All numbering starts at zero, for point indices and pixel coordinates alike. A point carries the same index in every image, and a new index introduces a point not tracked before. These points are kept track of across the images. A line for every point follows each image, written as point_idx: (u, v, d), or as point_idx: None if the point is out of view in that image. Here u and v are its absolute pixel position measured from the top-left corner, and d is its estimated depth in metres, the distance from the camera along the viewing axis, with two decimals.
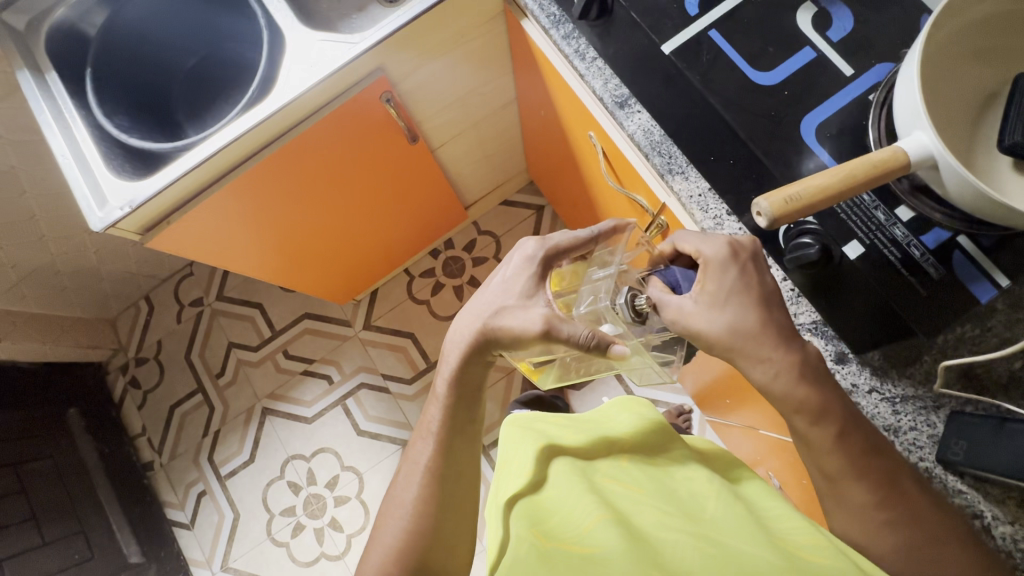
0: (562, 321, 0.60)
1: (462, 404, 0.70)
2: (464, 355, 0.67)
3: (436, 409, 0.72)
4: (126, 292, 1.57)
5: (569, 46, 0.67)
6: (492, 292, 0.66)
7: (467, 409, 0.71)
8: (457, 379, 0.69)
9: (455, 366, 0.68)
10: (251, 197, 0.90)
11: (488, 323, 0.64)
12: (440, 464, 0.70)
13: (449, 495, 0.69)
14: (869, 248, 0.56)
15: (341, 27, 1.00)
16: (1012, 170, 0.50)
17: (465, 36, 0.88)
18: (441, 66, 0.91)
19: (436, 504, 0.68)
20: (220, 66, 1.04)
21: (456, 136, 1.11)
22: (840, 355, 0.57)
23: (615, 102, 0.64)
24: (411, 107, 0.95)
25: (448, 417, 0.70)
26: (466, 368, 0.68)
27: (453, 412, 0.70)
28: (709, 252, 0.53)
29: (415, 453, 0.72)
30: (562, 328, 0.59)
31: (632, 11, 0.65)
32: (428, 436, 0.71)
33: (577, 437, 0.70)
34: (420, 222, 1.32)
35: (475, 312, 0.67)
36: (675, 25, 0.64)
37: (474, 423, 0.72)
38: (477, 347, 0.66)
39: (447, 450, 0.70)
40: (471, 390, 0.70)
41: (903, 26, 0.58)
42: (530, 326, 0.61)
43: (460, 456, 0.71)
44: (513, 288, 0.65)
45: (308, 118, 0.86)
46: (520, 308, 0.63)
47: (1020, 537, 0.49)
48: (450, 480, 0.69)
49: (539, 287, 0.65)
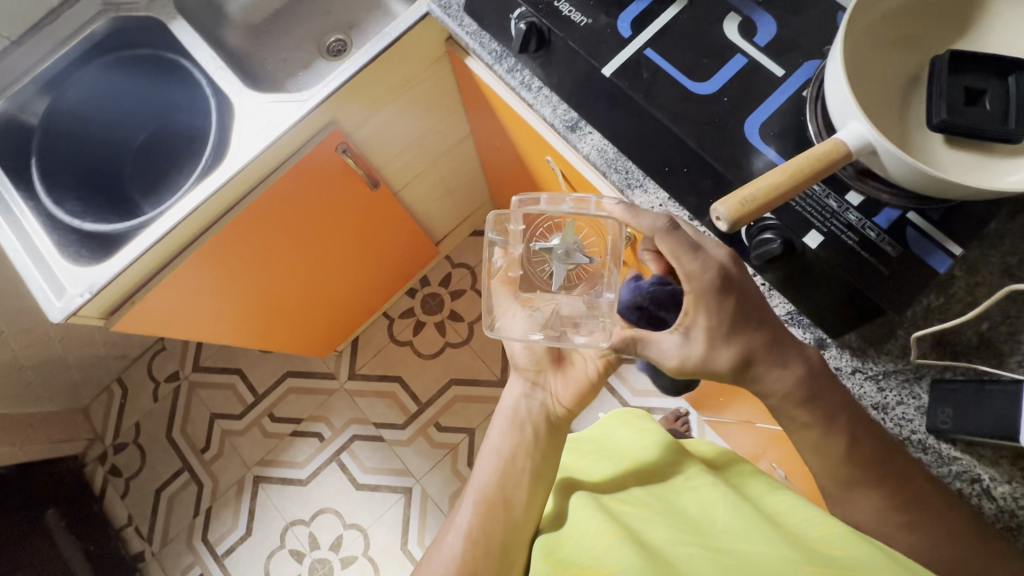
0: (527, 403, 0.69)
1: (513, 464, 0.65)
2: (506, 431, 0.67)
3: (480, 465, 0.66)
4: (96, 378, 1.51)
5: (514, 79, 0.69)
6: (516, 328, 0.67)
7: (519, 471, 0.64)
8: (507, 455, 0.65)
9: (508, 447, 0.66)
10: (217, 262, 0.88)
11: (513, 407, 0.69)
12: (479, 525, 0.62)
13: (484, 557, 0.60)
14: (828, 236, 0.58)
15: (289, 85, 1.02)
16: (947, 147, 0.52)
17: (414, 80, 0.91)
18: (393, 109, 0.93)
19: (470, 560, 0.60)
20: (173, 138, 1.02)
21: (418, 175, 1.12)
22: (818, 340, 0.58)
23: (567, 125, 0.66)
24: (367, 155, 0.96)
25: (497, 482, 0.64)
26: (516, 448, 0.66)
27: (501, 473, 0.64)
28: (694, 278, 0.51)
29: (457, 515, 0.65)
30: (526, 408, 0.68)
31: (570, 39, 0.66)
32: (468, 496, 0.65)
33: (596, 470, 0.70)
34: (390, 265, 1.31)
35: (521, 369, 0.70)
36: (612, 48, 0.65)
37: (524, 487, 0.64)
38: (523, 416, 0.67)
39: (487, 511, 0.62)
40: (528, 453, 0.65)
41: (822, 27, 0.62)
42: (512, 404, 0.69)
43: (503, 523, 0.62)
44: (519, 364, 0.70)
45: (263, 182, 0.85)
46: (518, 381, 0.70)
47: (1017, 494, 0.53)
48: (500, 538, 0.61)
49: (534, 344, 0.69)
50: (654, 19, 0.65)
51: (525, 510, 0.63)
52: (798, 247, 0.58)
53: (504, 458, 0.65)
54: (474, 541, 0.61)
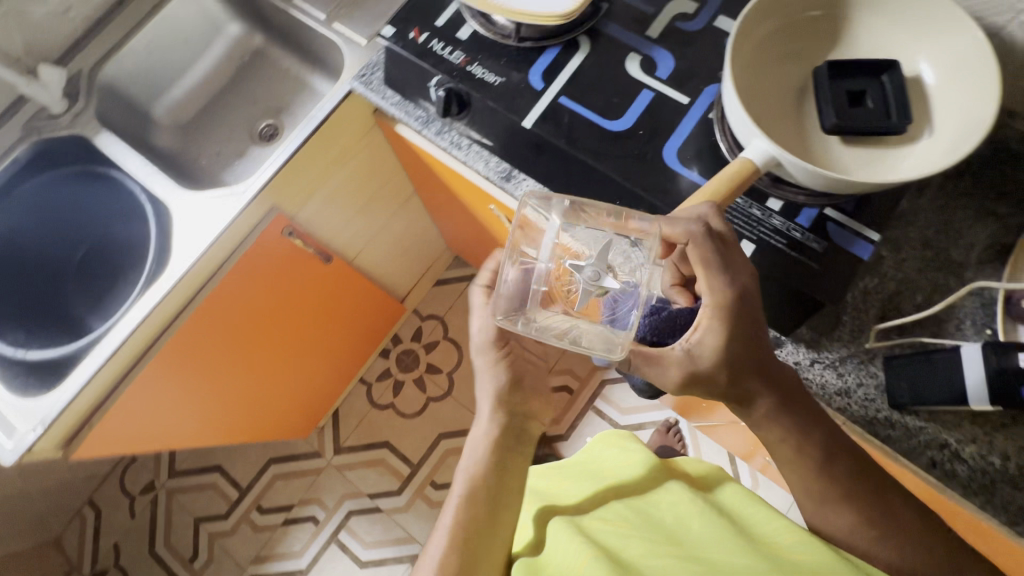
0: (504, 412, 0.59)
1: (492, 490, 0.56)
2: (480, 450, 0.58)
3: (452, 501, 0.56)
4: (65, 505, 1.42)
5: (444, 140, 0.71)
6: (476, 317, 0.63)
7: (500, 496, 0.56)
8: (493, 456, 0.58)
9: (490, 446, 0.58)
10: (176, 368, 0.86)
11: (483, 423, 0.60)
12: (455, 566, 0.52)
13: None
14: (760, 242, 0.60)
15: (225, 176, 1.02)
16: (844, 145, 0.56)
17: (349, 153, 0.92)
18: (333, 184, 0.94)
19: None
20: (110, 250, 0.94)
21: (370, 239, 1.13)
22: (773, 340, 0.62)
23: (502, 176, 0.69)
24: (313, 231, 0.96)
25: (472, 513, 0.54)
26: (499, 451, 0.58)
27: (478, 500, 0.55)
28: (713, 294, 0.50)
29: (424, 560, 0.54)
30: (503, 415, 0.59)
31: (486, 98, 0.66)
32: (437, 532, 0.55)
33: (573, 489, 0.70)
34: (357, 331, 1.30)
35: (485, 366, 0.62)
36: (528, 100, 0.66)
37: (506, 511, 0.56)
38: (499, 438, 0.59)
39: (463, 544, 0.53)
40: (509, 474, 0.58)
41: (716, 52, 0.66)
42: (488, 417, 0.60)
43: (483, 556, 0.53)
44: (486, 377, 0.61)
45: (209, 280, 0.84)
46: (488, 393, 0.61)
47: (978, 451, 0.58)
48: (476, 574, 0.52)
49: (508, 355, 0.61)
50: (562, 68, 0.66)
51: (506, 530, 0.55)
52: None
53: (478, 482, 0.56)
54: (463, 541, 0.53)
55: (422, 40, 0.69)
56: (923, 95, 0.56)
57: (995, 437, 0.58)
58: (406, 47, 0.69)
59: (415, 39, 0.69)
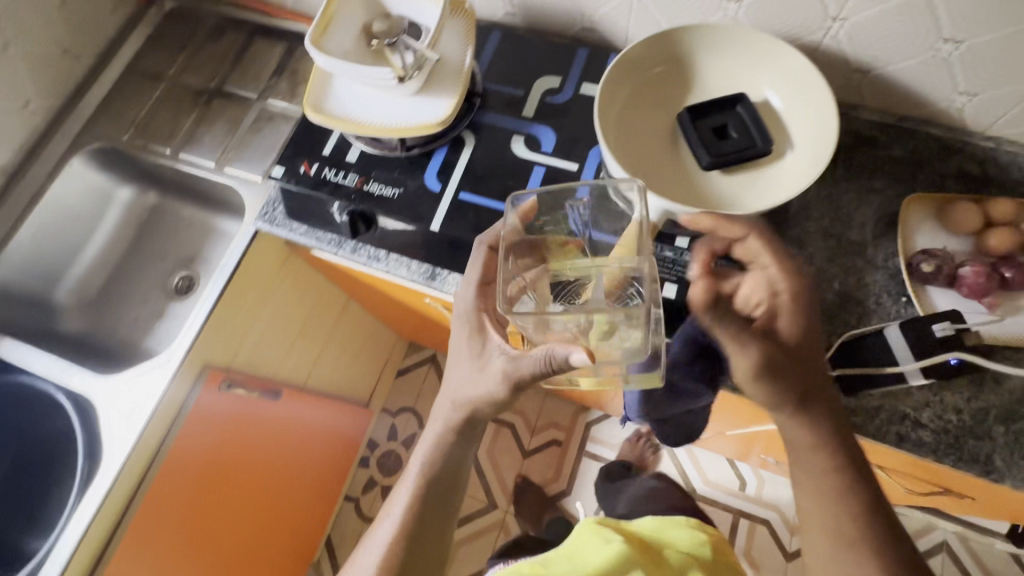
0: (516, 363, 0.55)
1: (450, 450, 0.64)
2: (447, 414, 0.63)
3: (417, 453, 0.65)
4: None
5: (361, 256, 0.71)
6: (461, 295, 0.61)
7: (456, 456, 0.65)
8: (449, 447, 0.64)
9: (451, 432, 0.64)
10: (137, 565, 0.79)
11: (458, 401, 0.61)
12: (419, 505, 0.63)
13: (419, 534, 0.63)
14: (680, 281, 0.61)
15: (146, 342, 0.97)
16: (723, 177, 0.60)
17: (273, 286, 0.91)
18: (264, 321, 0.92)
19: (404, 549, 0.62)
20: (34, 455, 0.88)
21: (318, 357, 1.10)
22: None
23: (426, 277, 0.68)
24: (255, 370, 0.93)
25: (437, 460, 0.64)
26: (447, 449, 0.64)
27: (439, 454, 0.64)
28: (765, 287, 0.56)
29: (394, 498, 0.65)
30: (521, 368, 0.54)
31: (387, 215, 0.67)
32: (406, 481, 0.64)
33: None
34: (330, 450, 1.24)
35: (476, 353, 0.59)
36: (430, 204, 0.67)
37: (462, 472, 0.65)
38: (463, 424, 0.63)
39: (427, 487, 0.64)
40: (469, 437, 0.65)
41: (591, 117, 0.71)
42: (493, 390, 0.58)
43: (446, 499, 0.64)
44: (463, 358, 0.61)
45: (153, 461, 0.79)
46: (476, 369, 0.59)
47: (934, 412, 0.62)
48: (440, 513, 0.64)
49: (483, 337, 0.59)
50: (454, 167, 0.69)
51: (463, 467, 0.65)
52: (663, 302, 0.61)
53: (437, 442, 0.64)
54: (433, 477, 0.64)
55: (314, 172, 0.70)
56: (776, 115, 0.61)
57: (945, 396, 0.63)
58: (299, 182, 0.70)
59: (306, 172, 0.70)
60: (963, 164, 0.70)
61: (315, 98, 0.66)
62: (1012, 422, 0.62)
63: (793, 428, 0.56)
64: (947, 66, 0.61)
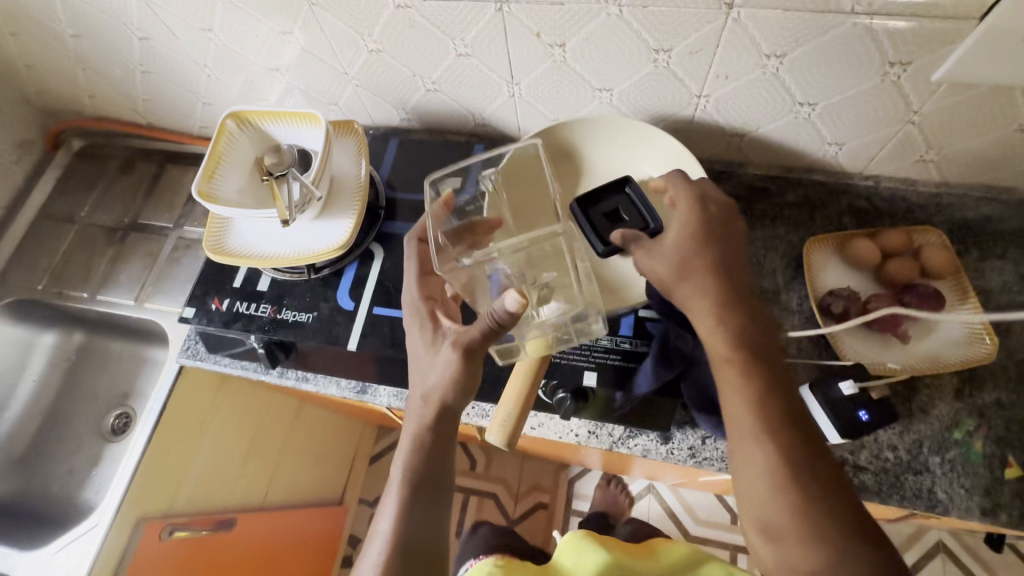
0: (466, 331, 0.54)
1: (434, 452, 0.55)
2: (421, 416, 0.55)
3: (398, 460, 0.55)
4: None
5: (290, 378, 0.72)
6: (407, 290, 0.60)
7: (443, 455, 0.55)
8: (432, 438, 0.55)
9: (429, 425, 0.55)
10: None
11: (422, 396, 0.55)
12: (408, 514, 0.52)
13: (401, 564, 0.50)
14: (598, 367, 0.61)
15: (84, 493, 0.92)
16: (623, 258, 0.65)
17: (210, 415, 0.88)
18: (206, 452, 0.88)
19: (401, 567, 0.50)
20: None
21: (275, 471, 1.06)
22: (662, 435, 0.66)
23: (357, 391, 0.71)
24: (203, 506, 0.89)
25: (420, 462, 0.54)
26: (430, 452, 0.55)
27: (422, 462, 0.54)
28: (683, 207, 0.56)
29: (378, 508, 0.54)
30: (469, 333, 0.53)
31: (302, 342, 0.66)
32: (390, 491, 0.54)
33: None
34: (304, 563, 1.17)
35: (429, 343, 0.56)
36: (346, 325, 0.66)
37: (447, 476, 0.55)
38: (435, 420, 0.55)
39: (411, 501, 0.53)
40: (446, 434, 0.55)
41: None
42: (448, 364, 0.53)
43: (437, 505, 0.54)
44: (415, 347, 0.57)
45: None
46: (427, 354, 0.56)
47: (871, 454, 0.63)
48: (429, 521, 0.53)
49: (433, 325, 0.57)
50: (366, 283, 0.69)
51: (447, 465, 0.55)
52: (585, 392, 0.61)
53: (418, 443, 0.55)
54: (417, 483, 0.53)
55: (225, 307, 0.69)
56: (666, 194, 0.64)
57: (879, 434, 0.64)
58: (211, 320, 0.68)
59: (217, 309, 0.69)
60: (855, 201, 0.73)
61: (213, 230, 0.66)
62: (945, 451, 0.62)
63: (728, 403, 0.48)
64: (812, 124, 0.64)
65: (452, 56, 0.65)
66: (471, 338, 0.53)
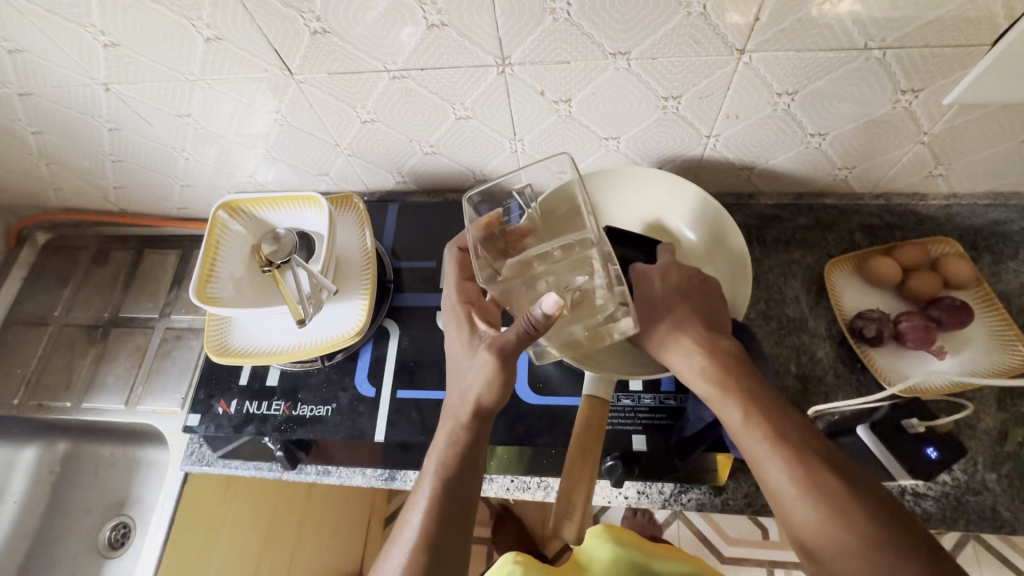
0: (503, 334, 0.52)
1: (467, 450, 0.52)
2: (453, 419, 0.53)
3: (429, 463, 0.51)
4: None
5: (309, 474, 0.65)
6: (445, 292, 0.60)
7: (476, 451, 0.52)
8: (471, 437, 0.52)
9: (466, 425, 0.53)
10: None
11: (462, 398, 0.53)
12: (443, 509, 0.48)
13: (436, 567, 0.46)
14: (645, 428, 0.59)
15: None
16: None
17: (220, 517, 0.81)
18: (218, 558, 0.81)
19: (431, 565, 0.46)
20: None
21: (292, 560, 0.99)
22: (713, 486, 0.62)
23: (384, 479, 0.64)
24: None
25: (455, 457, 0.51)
26: (464, 448, 0.52)
27: (452, 461, 0.51)
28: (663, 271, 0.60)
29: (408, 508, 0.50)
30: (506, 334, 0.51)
31: (324, 438, 0.61)
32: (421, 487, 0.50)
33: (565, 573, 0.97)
34: None
35: (465, 345, 0.56)
36: (369, 414, 0.62)
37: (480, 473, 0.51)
38: (473, 420, 0.52)
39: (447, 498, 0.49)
40: (479, 435, 0.52)
41: None
42: (486, 367, 0.52)
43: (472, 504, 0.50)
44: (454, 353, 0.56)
45: None
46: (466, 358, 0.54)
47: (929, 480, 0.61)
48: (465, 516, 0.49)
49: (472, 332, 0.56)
50: (385, 366, 0.64)
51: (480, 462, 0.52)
52: (636, 456, 0.58)
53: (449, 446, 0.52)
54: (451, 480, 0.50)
55: (234, 409, 0.64)
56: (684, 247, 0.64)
57: None
58: (219, 426, 0.63)
59: (225, 412, 0.64)
60: (865, 219, 0.73)
61: (213, 331, 0.62)
62: (1000, 466, 0.61)
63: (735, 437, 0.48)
64: (821, 152, 0.64)
65: (452, 119, 0.62)
66: (506, 339, 0.51)
